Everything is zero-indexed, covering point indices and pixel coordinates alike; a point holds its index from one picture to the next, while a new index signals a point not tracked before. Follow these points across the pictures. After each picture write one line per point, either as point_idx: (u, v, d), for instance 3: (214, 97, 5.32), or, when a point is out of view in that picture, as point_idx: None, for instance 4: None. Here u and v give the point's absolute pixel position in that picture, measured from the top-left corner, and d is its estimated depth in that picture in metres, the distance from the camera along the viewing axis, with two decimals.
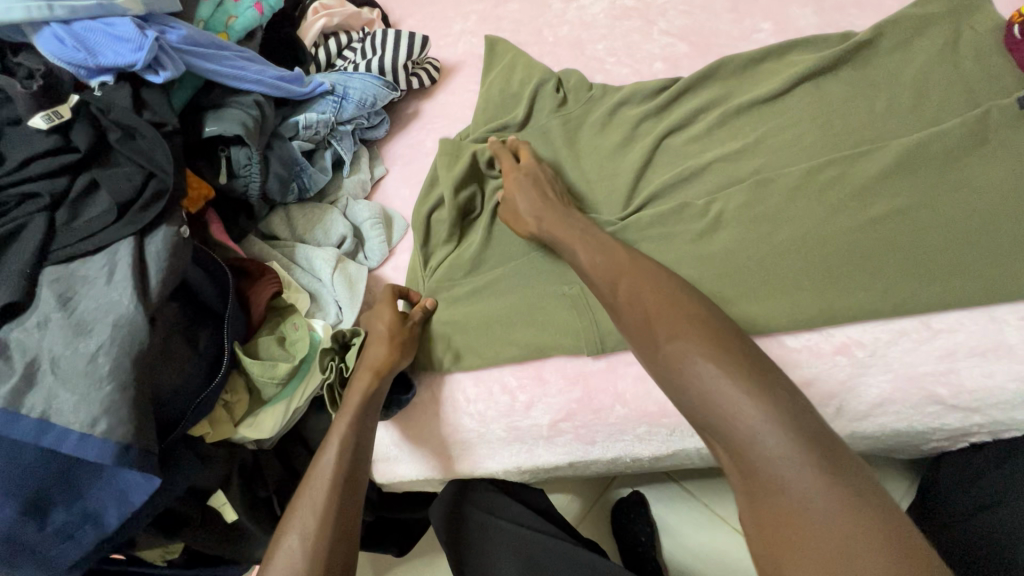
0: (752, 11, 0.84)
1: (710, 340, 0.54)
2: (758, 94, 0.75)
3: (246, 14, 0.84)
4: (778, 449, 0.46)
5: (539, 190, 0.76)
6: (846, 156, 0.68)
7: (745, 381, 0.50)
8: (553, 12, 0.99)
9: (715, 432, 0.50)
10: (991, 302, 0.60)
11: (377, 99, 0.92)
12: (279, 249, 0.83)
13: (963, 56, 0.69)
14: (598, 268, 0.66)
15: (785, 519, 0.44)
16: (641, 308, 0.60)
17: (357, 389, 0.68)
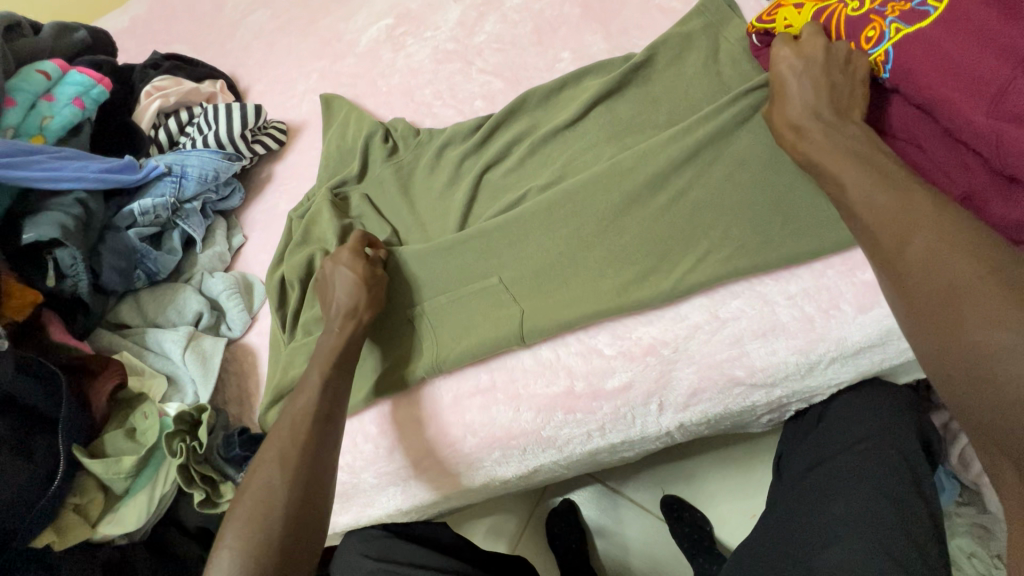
0: (553, 43, 0.90)
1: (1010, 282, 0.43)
2: (559, 121, 0.80)
3: (65, 112, 0.86)
4: None
5: (818, 76, 0.60)
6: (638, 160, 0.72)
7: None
8: (384, 62, 1.03)
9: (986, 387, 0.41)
10: (764, 287, 0.66)
11: (218, 173, 0.93)
12: (131, 337, 0.84)
13: (723, 66, 0.76)
14: (873, 197, 0.52)
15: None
16: (920, 247, 0.48)
17: (335, 330, 0.70)
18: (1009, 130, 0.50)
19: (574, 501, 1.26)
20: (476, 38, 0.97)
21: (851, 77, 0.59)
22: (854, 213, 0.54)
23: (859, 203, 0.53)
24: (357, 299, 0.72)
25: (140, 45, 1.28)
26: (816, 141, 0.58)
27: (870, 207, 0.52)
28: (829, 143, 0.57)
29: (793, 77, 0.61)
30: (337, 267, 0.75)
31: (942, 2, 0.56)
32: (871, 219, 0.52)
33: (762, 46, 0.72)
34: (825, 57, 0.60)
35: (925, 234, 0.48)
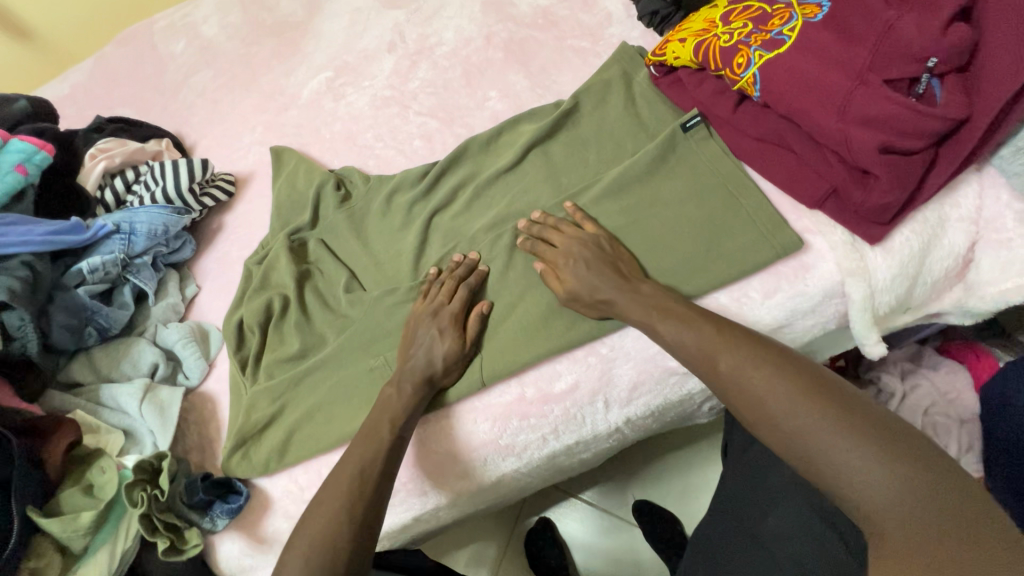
0: (481, 84, 0.98)
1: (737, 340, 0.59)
2: (500, 166, 0.86)
3: (7, 180, 0.88)
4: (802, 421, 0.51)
5: (595, 262, 0.71)
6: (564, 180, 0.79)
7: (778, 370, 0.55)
8: (326, 111, 1.09)
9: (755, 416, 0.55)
10: None
11: (168, 227, 0.95)
12: (84, 395, 0.84)
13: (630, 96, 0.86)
14: (683, 336, 0.62)
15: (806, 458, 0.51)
16: (878, 513, 0.46)
17: (406, 391, 0.72)
18: (854, 130, 0.60)
19: (550, 518, 1.28)
20: (410, 85, 1.04)
21: (723, 324, 0.61)
22: (802, 468, 0.51)
23: (817, 463, 0.50)
24: (436, 367, 0.73)
25: (80, 111, 1.31)
26: (750, 385, 0.56)
27: (810, 453, 0.50)
28: (771, 397, 0.54)
29: (571, 267, 0.71)
30: (432, 320, 0.76)
31: (793, 33, 0.67)
32: (839, 487, 0.48)
33: (660, 76, 0.84)
34: (585, 240, 0.73)
35: (701, 347, 0.60)
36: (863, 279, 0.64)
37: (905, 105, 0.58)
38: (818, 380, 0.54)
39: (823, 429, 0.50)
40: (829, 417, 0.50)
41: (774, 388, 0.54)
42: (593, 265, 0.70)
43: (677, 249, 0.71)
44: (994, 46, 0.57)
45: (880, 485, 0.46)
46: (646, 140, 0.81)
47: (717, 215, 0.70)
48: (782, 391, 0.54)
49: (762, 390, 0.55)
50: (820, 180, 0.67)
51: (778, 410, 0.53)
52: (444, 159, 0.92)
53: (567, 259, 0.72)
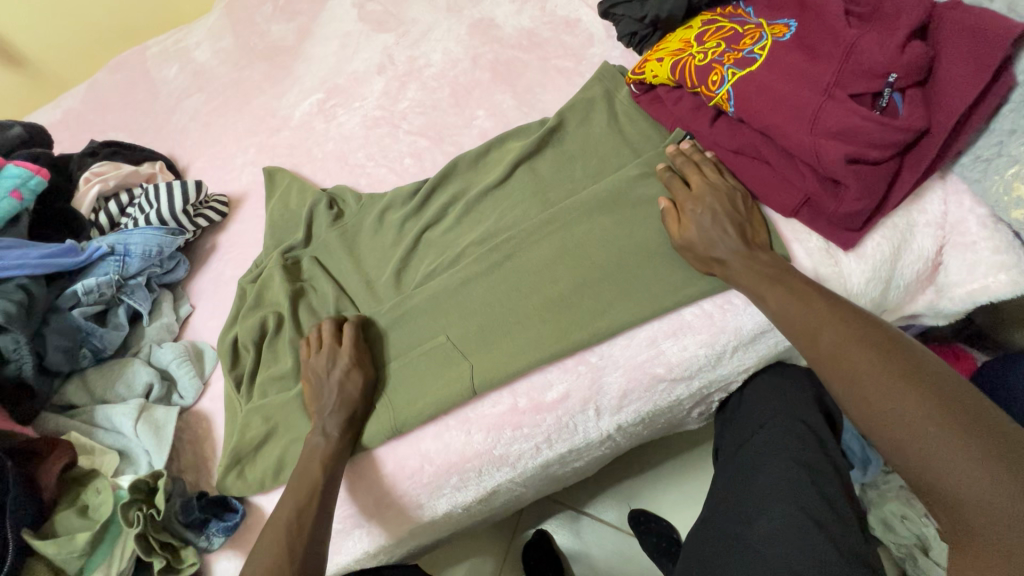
0: (468, 103, 1.01)
1: (848, 322, 0.59)
2: (488, 183, 0.89)
3: (3, 205, 0.89)
4: (914, 415, 0.52)
5: (722, 216, 0.69)
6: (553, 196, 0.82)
7: (887, 361, 0.56)
8: (318, 132, 1.12)
9: (861, 402, 0.56)
10: (679, 305, 0.74)
11: (162, 247, 0.97)
12: (78, 417, 0.84)
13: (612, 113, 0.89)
14: (788, 307, 0.62)
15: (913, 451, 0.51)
16: (974, 507, 0.48)
17: (332, 432, 0.74)
18: (824, 143, 0.63)
19: (547, 530, 1.28)
20: (400, 105, 1.07)
21: (825, 298, 0.62)
22: (893, 449, 0.53)
23: (910, 447, 0.52)
24: (353, 400, 0.76)
25: (74, 135, 1.32)
26: (852, 361, 0.57)
27: (918, 447, 0.51)
28: (873, 378, 0.55)
29: (698, 215, 0.70)
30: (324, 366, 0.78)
31: (763, 52, 0.70)
32: (931, 475, 0.50)
33: (640, 94, 0.87)
34: (719, 190, 0.71)
35: (813, 323, 0.60)
36: (838, 284, 0.67)
37: (870, 118, 0.61)
38: (922, 368, 0.55)
39: (922, 418, 0.52)
40: (931, 407, 0.52)
41: (874, 369, 0.56)
42: (735, 216, 0.69)
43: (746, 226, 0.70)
44: (949, 62, 0.61)
45: (981, 481, 0.48)
46: (628, 155, 0.84)
47: None
48: (882, 373, 0.55)
49: (864, 369, 0.56)
50: (794, 190, 0.69)
51: (882, 397, 0.54)
52: (434, 176, 0.94)
53: (700, 203, 0.70)
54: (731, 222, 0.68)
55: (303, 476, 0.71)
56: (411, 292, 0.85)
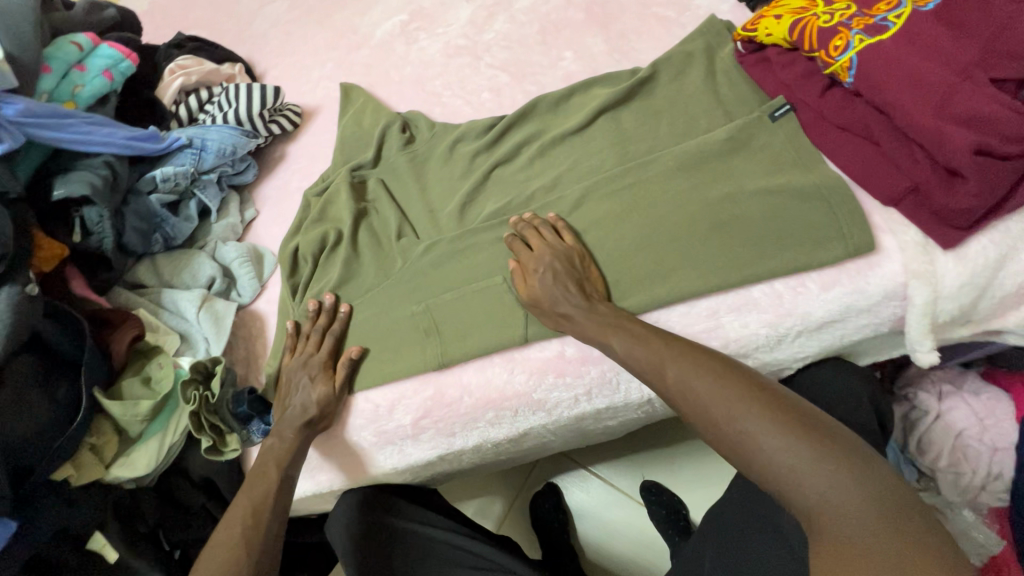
0: (556, 43, 0.97)
1: (698, 357, 0.62)
2: (568, 128, 0.86)
3: (95, 83, 0.90)
4: (760, 434, 0.54)
5: (563, 276, 0.73)
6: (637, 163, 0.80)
7: (734, 385, 0.58)
8: (398, 54, 1.10)
9: (713, 432, 0.57)
10: (748, 283, 0.71)
11: (236, 148, 0.99)
12: (146, 297, 0.88)
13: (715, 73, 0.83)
14: (632, 349, 0.66)
15: (762, 470, 0.53)
16: (829, 516, 0.48)
17: (287, 436, 0.75)
18: (950, 129, 0.59)
19: (556, 484, 1.31)
20: (484, 37, 1.04)
21: (667, 339, 0.66)
22: (752, 469, 0.54)
23: (766, 464, 0.53)
24: (311, 410, 0.77)
25: (159, 28, 1.33)
26: (694, 391, 0.60)
27: (765, 464, 0.53)
28: (726, 401, 0.57)
29: (540, 275, 0.74)
30: (299, 369, 0.80)
31: (898, 20, 0.64)
32: (782, 486, 0.51)
33: (745, 54, 0.81)
34: (560, 254, 0.75)
35: (666, 362, 0.63)
36: (929, 282, 0.64)
37: (1009, 107, 0.57)
38: (765, 387, 0.58)
39: (770, 433, 0.53)
40: (778, 421, 0.54)
41: (724, 393, 0.58)
42: (573, 274, 0.74)
43: (747, 269, 0.70)
44: None
45: (833, 486, 0.49)
46: (720, 118, 0.80)
47: (776, 207, 0.71)
48: (729, 397, 0.57)
49: (721, 393, 0.58)
50: (901, 176, 0.66)
51: (723, 421, 0.57)
52: (512, 113, 0.92)
53: (544, 266, 0.74)
54: (566, 281, 0.73)
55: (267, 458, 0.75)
56: (474, 228, 0.84)
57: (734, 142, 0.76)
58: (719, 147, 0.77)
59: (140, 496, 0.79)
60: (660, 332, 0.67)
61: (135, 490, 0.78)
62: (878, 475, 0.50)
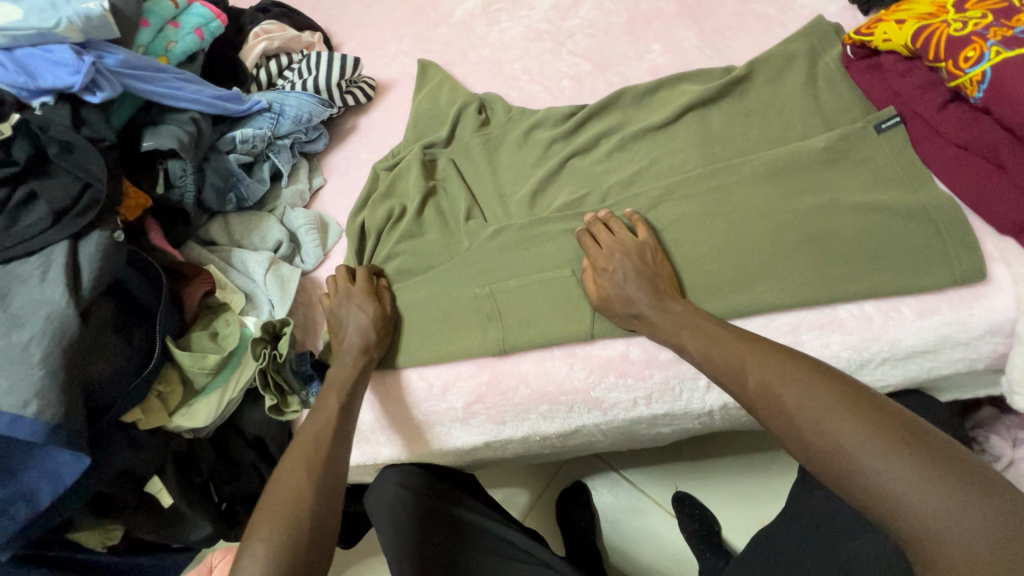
0: (645, 34, 0.94)
1: (782, 359, 0.59)
2: (652, 122, 0.83)
3: (187, 40, 0.92)
4: (854, 442, 0.50)
5: (634, 273, 0.71)
6: (725, 165, 0.76)
7: (823, 390, 0.55)
8: (477, 35, 1.08)
9: (800, 441, 0.54)
10: (835, 302, 0.67)
11: (312, 116, 1.00)
12: (217, 254, 0.90)
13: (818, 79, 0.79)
14: (709, 353, 0.64)
15: (857, 482, 0.49)
16: (941, 545, 0.44)
17: (348, 362, 0.75)
18: None
19: (586, 483, 1.30)
20: (568, 23, 1.01)
21: (747, 339, 0.62)
22: (847, 488, 0.50)
23: (863, 483, 0.48)
24: (369, 335, 0.78)
25: None
26: (777, 395, 0.56)
27: (861, 476, 0.49)
28: (818, 413, 0.53)
29: (613, 274, 0.72)
30: (345, 304, 0.81)
31: None
32: (884, 501, 0.47)
33: (855, 59, 0.77)
34: (632, 249, 0.73)
35: (749, 363, 0.60)
36: None
37: None
38: (864, 396, 0.53)
39: (869, 449, 0.49)
40: (882, 437, 0.49)
41: (815, 403, 0.54)
42: (645, 271, 0.71)
43: (834, 280, 0.67)
44: None
45: (947, 511, 0.44)
46: (818, 126, 0.76)
47: (874, 226, 0.67)
48: (817, 402, 0.53)
49: (811, 403, 0.54)
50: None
51: (811, 426, 0.53)
52: (594, 103, 0.89)
53: (615, 263, 0.72)
54: (638, 279, 0.71)
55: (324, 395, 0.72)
56: (545, 216, 0.83)
57: (834, 152, 0.72)
58: (817, 156, 0.73)
59: (197, 446, 0.81)
60: (739, 334, 0.63)
61: (191, 441, 0.81)
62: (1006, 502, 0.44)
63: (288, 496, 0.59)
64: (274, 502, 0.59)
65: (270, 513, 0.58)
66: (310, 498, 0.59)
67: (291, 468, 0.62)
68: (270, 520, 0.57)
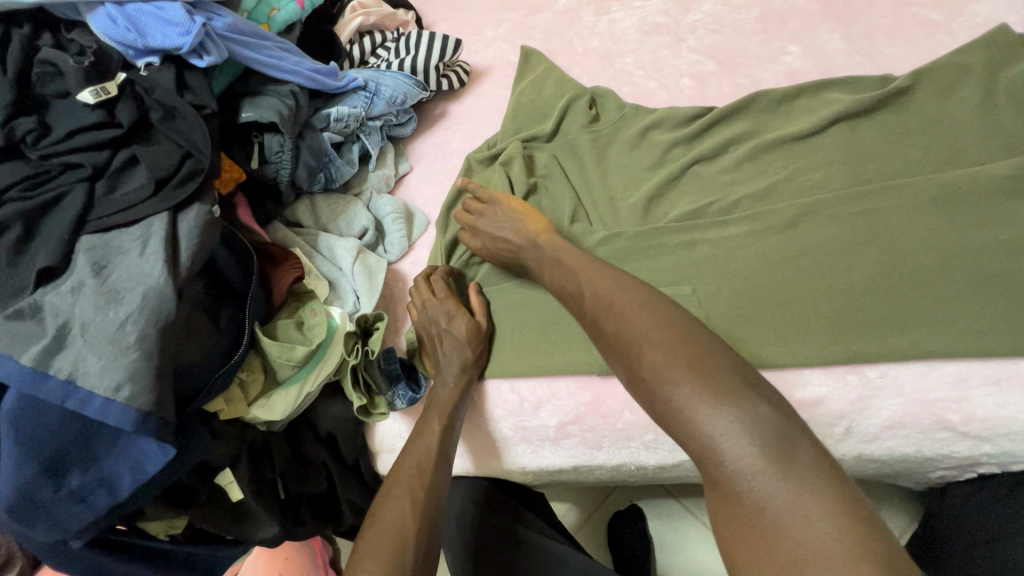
0: (781, 34, 0.85)
1: (618, 291, 0.60)
2: (794, 131, 0.74)
3: (288, 8, 0.87)
4: (668, 373, 0.51)
5: (500, 223, 0.78)
6: (881, 186, 0.68)
7: (636, 321, 0.56)
8: (584, 24, 1.01)
9: (625, 369, 0.55)
10: (1017, 356, 0.58)
11: (407, 98, 0.94)
12: (302, 237, 0.85)
13: (999, 98, 0.70)
14: (566, 288, 0.66)
15: (668, 410, 0.50)
16: (732, 468, 0.45)
17: (451, 382, 0.71)
18: None
19: (641, 508, 1.21)
20: (690, 17, 0.93)
21: (597, 274, 0.64)
22: (657, 410, 0.51)
23: (674, 413, 0.49)
24: (468, 352, 0.73)
25: None
26: (614, 323, 0.57)
27: (674, 404, 0.50)
28: (644, 345, 0.54)
29: (486, 229, 0.79)
30: (435, 318, 0.75)
31: None
32: (691, 432, 0.48)
33: None
34: (494, 206, 0.80)
35: (594, 295, 0.62)
36: None
37: None
38: (680, 331, 0.54)
39: (677, 380, 0.50)
40: (691, 366, 0.50)
41: (643, 334, 0.54)
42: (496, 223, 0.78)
43: (855, 283, 0.65)
44: None
45: (736, 436, 0.45)
46: (998, 150, 0.67)
47: None
48: (640, 331, 0.55)
49: (637, 336, 0.55)
50: None
51: (631, 354, 0.54)
52: (721, 106, 0.81)
53: (481, 244, 0.80)
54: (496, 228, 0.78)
55: (425, 415, 0.70)
56: (661, 225, 0.75)
57: (1013, 186, 0.64)
58: (995, 188, 0.64)
59: (272, 439, 0.77)
60: (607, 270, 0.64)
61: (266, 434, 0.76)
62: (792, 431, 0.46)
63: (394, 525, 0.59)
64: (379, 532, 0.59)
65: (375, 541, 0.58)
66: (417, 526, 0.60)
67: (395, 496, 0.62)
68: (375, 553, 0.57)
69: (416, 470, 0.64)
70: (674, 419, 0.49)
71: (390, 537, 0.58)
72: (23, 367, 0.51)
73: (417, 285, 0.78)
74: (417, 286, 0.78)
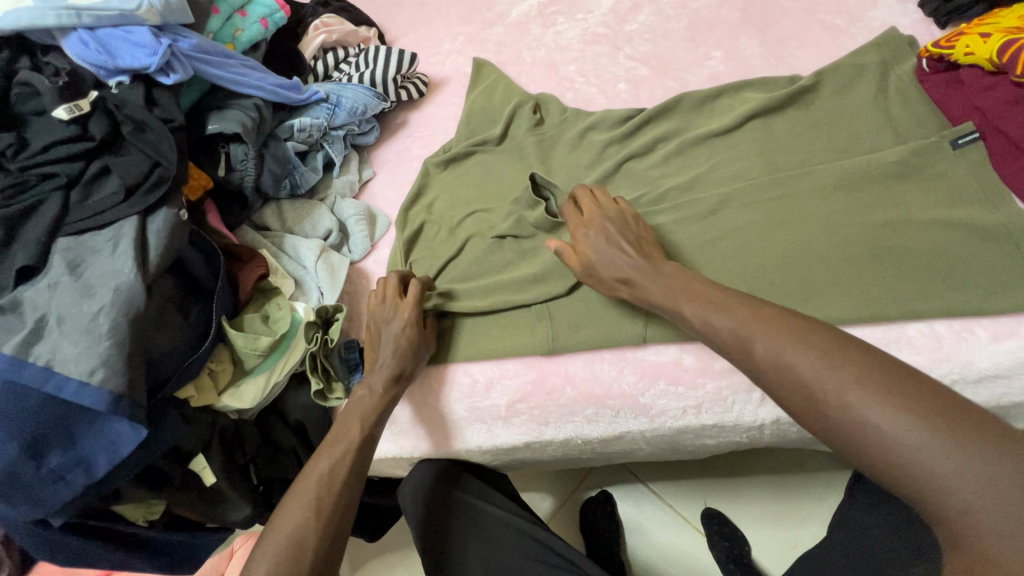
0: (706, 41, 0.93)
1: (796, 334, 0.55)
2: (714, 128, 0.82)
3: (252, 29, 0.94)
4: (896, 428, 0.47)
5: (615, 238, 0.70)
6: (789, 175, 0.75)
7: (835, 370, 0.51)
8: (532, 35, 1.09)
9: (827, 423, 0.51)
10: (904, 319, 0.66)
11: (367, 108, 1.01)
12: (269, 239, 0.91)
13: (891, 94, 0.78)
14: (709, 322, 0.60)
15: (896, 469, 0.46)
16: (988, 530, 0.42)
17: (377, 392, 0.73)
18: None
19: (611, 493, 1.25)
20: (626, 28, 1.01)
21: (734, 303, 0.60)
22: (878, 467, 0.48)
23: (908, 466, 0.46)
24: (407, 364, 0.74)
25: None
26: (796, 371, 0.53)
27: (905, 463, 0.46)
28: (852, 393, 0.50)
29: (597, 241, 0.71)
30: (389, 323, 0.76)
31: None
32: (931, 489, 0.45)
33: (931, 72, 0.78)
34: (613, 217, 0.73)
35: (754, 337, 0.56)
36: None
37: None
38: (897, 375, 0.50)
39: (908, 433, 0.46)
40: (923, 414, 0.47)
41: (841, 383, 0.50)
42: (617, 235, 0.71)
43: (776, 263, 0.71)
44: None
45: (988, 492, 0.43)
46: (889, 139, 0.75)
47: (945, 245, 0.67)
48: (845, 381, 0.50)
49: (835, 385, 0.50)
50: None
51: (843, 411, 0.50)
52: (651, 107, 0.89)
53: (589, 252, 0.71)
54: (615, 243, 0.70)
55: (343, 420, 0.72)
56: None
57: (901, 170, 0.72)
58: (888, 172, 0.72)
59: (242, 427, 0.82)
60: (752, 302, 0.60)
61: (235, 423, 0.81)
62: None
63: (293, 536, 0.63)
64: (278, 541, 0.63)
65: (269, 553, 0.62)
66: (316, 534, 0.64)
67: (299, 503, 0.65)
68: (270, 558, 0.62)
69: (335, 473, 0.68)
70: (909, 477, 0.46)
71: (288, 542, 0.63)
72: (5, 355, 0.58)
73: (387, 280, 0.79)
74: (389, 282, 0.78)
